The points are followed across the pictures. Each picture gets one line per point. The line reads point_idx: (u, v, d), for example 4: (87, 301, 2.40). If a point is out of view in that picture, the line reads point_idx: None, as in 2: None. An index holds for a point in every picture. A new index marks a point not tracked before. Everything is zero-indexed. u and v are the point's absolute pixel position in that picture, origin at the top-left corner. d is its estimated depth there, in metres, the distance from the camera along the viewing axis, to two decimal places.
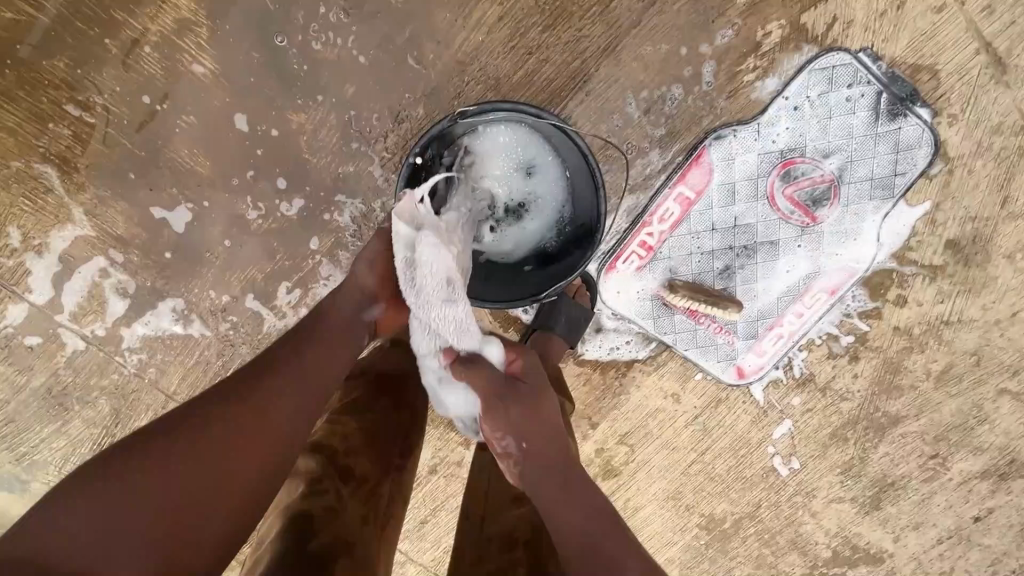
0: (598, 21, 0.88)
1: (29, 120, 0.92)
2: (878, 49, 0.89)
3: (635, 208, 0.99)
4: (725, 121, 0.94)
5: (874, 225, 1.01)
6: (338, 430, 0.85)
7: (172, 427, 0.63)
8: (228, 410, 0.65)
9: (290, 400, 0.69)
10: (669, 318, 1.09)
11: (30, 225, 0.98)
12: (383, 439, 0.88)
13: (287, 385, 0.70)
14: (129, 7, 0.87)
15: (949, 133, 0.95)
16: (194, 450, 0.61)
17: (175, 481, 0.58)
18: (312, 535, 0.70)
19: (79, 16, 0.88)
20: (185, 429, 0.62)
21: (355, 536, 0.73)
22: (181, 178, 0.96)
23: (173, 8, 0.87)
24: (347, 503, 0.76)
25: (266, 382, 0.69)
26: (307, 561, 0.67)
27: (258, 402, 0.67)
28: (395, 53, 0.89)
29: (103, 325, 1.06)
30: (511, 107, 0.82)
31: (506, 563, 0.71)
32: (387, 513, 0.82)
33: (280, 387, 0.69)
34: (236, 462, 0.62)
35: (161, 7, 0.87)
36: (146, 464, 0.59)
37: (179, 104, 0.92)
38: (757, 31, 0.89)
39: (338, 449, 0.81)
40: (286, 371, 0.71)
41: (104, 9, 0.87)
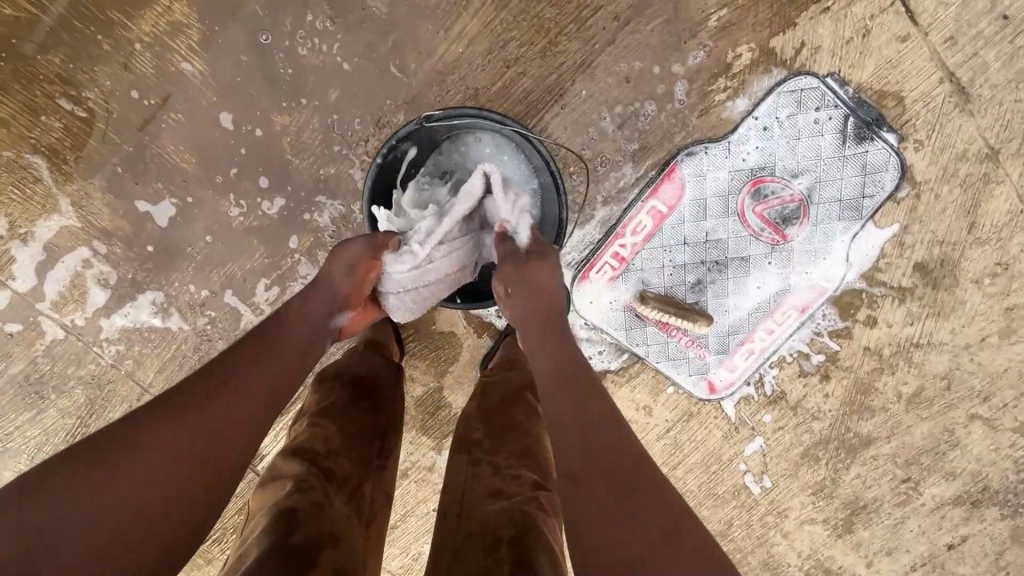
0: (574, 39, 0.91)
1: (23, 112, 0.95)
2: (844, 74, 0.93)
3: (608, 220, 1.01)
4: (696, 139, 0.96)
5: (843, 246, 1.02)
6: (318, 431, 0.83)
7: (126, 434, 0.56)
8: (190, 409, 0.59)
9: (257, 396, 0.64)
10: (642, 330, 1.10)
11: (18, 213, 1.01)
12: (362, 441, 0.86)
13: (254, 383, 0.64)
14: (126, 8, 0.91)
15: (915, 158, 0.97)
16: (155, 453, 0.55)
17: (139, 486, 0.53)
18: (296, 528, 0.66)
19: (77, 15, 0.91)
20: (140, 434, 0.56)
21: (340, 530, 0.70)
22: (167, 173, 0.99)
23: (167, 11, 0.91)
24: (334, 500, 0.74)
25: (233, 376, 0.64)
26: (292, 552, 0.63)
27: (221, 400, 0.61)
28: (378, 61, 0.92)
29: (83, 315, 1.08)
30: (475, 114, 0.89)
31: (489, 563, 0.63)
32: (372, 512, 0.80)
33: (246, 384, 0.64)
34: (207, 456, 0.57)
35: (156, 10, 0.91)
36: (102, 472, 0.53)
37: (169, 102, 0.95)
38: (728, 53, 0.92)
39: (320, 452, 0.79)
40: (249, 367, 0.65)
41: (101, 10, 0.91)
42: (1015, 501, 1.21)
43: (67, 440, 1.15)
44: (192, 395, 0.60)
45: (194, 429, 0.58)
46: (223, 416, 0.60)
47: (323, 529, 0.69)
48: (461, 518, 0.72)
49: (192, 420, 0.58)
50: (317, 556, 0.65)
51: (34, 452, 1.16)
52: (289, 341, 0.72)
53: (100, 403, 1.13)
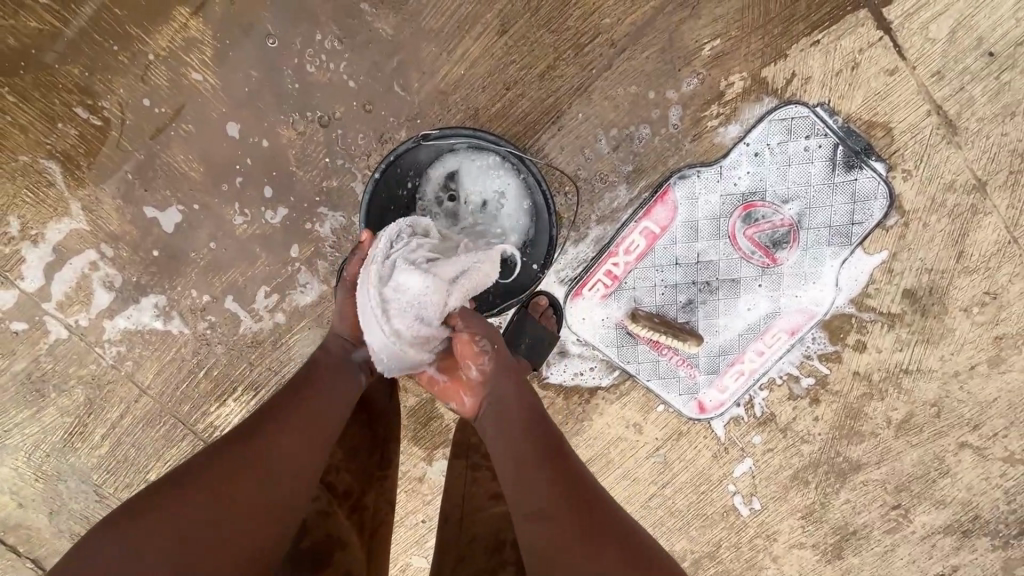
0: (572, 64, 0.95)
1: (41, 119, 0.99)
2: (834, 105, 0.96)
3: (602, 238, 1.04)
4: (689, 163, 0.99)
5: (832, 271, 1.04)
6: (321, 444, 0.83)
7: (178, 483, 0.63)
8: (233, 458, 0.66)
9: (298, 443, 0.70)
10: (633, 348, 1.11)
11: (30, 215, 1.04)
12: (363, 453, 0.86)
13: (292, 431, 0.71)
14: (144, 24, 0.95)
15: (903, 187, 0.99)
16: (209, 496, 0.62)
17: (194, 525, 0.60)
18: (306, 535, 0.73)
19: (97, 29, 0.96)
20: (192, 483, 0.63)
21: (345, 535, 0.76)
22: (175, 181, 1.02)
23: (183, 27, 0.95)
24: (337, 508, 0.78)
25: (277, 427, 0.70)
26: (305, 556, 0.70)
27: (262, 448, 0.68)
28: (383, 80, 0.96)
29: (87, 316, 1.10)
30: (469, 134, 0.93)
31: (493, 564, 0.72)
32: (378, 519, 0.81)
33: (287, 434, 0.70)
34: (254, 496, 0.64)
35: (172, 26, 0.95)
36: (161, 517, 0.60)
37: (180, 114, 0.99)
38: (721, 81, 0.95)
39: (323, 466, 0.81)
40: (290, 419, 0.72)
41: (120, 24, 0.95)
42: (1006, 532, 1.20)
43: (64, 438, 1.17)
44: (234, 446, 0.68)
45: (238, 476, 0.65)
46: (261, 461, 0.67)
47: (329, 533, 0.74)
48: (462, 522, 0.79)
49: (236, 469, 0.65)
50: (328, 559, 0.72)
51: (31, 450, 1.18)
52: (323, 389, 0.77)
53: (99, 403, 1.15)
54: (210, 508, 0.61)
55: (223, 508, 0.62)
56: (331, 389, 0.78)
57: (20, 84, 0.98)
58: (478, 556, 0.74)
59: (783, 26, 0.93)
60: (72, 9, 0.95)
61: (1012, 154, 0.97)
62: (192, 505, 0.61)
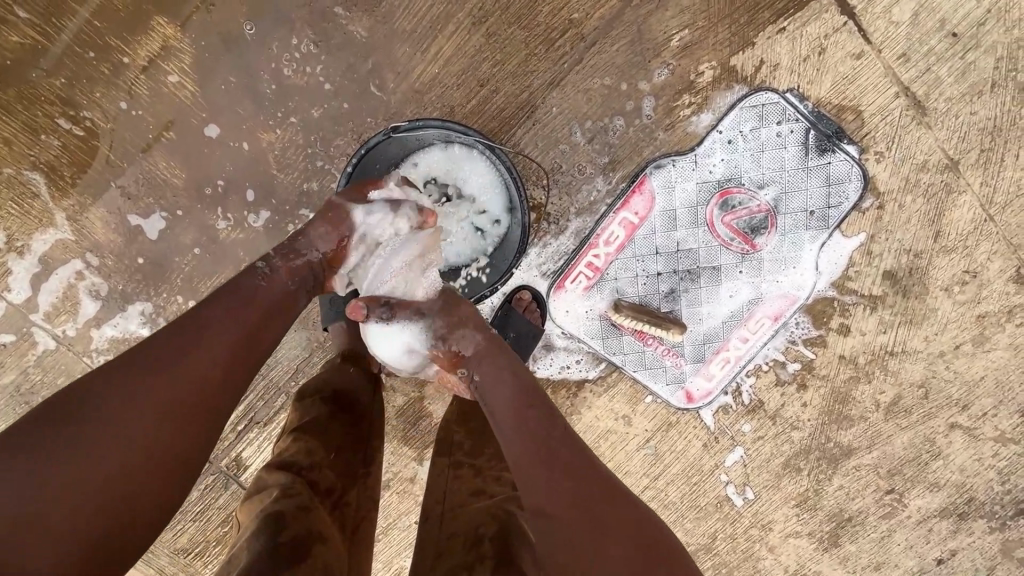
0: (544, 59, 0.96)
1: (24, 132, 1.00)
2: (803, 90, 0.97)
3: (582, 231, 1.05)
4: (664, 152, 1.00)
5: (812, 255, 1.05)
6: (300, 447, 0.84)
7: (80, 407, 0.61)
8: (133, 387, 0.63)
9: (204, 378, 0.66)
10: (618, 339, 1.12)
11: (16, 227, 1.05)
12: (345, 451, 0.87)
13: (197, 362, 0.67)
14: (123, 35, 0.97)
15: (877, 169, 1.01)
16: (109, 433, 0.61)
17: (100, 455, 0.60)
18: (284, 527, 0.69)
19: (77, 42, 0.97)
20: (89, 409, 0.61)
21: (325, 529, 0.73)
22: (158, 188, 1.03)
23: (161, 36, 0.97)
24: (317, 504, 0.76)
25: (178, 358, 0.66)
26: (283, 552, 0.67)
27: (162, 381, 0.64)
28: (359, 81, 0.97)
29: (74, 325, 1.11)
30: (439, 125, 0.95)
31: (472, 558, 0.68)
32: (358, 516, 0.81)
33: (191, 363, 0.66)
34: (156, 438, 0.62)
35: (150, 35, 0.97)
36: (62, 444, 0.59)
37: (160, 121, 1.00)
38: (691, 71, 0.97)
39: (303, 463, 0.81)
40: (194, 343, 0.68)
41: (100, 36, 0.97)
42: (1002, 513, 1.19)
43: None
44: (139, 371, 0.64)
45: (137, 413, 0.62)
46: (165, 399, 0.64)
47: (310, 527, 0.71)
48: (444, 516, 0.76)
49: (137, 400, 0.63)
50: (307, 553, 0.68)
51: None
52: (236, 313, 0.72)
53: None
54: (113, 445, 0.60)
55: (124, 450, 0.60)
56: (249, 313, 0.74)
57: (4, 98, 0.99)
58: (455, 550, 0.70)
59: (749, 15, 0.95)
60: (53, 23, 0.97)
61: (982, 132, 0.99)
62: (105, 424, 0.61)
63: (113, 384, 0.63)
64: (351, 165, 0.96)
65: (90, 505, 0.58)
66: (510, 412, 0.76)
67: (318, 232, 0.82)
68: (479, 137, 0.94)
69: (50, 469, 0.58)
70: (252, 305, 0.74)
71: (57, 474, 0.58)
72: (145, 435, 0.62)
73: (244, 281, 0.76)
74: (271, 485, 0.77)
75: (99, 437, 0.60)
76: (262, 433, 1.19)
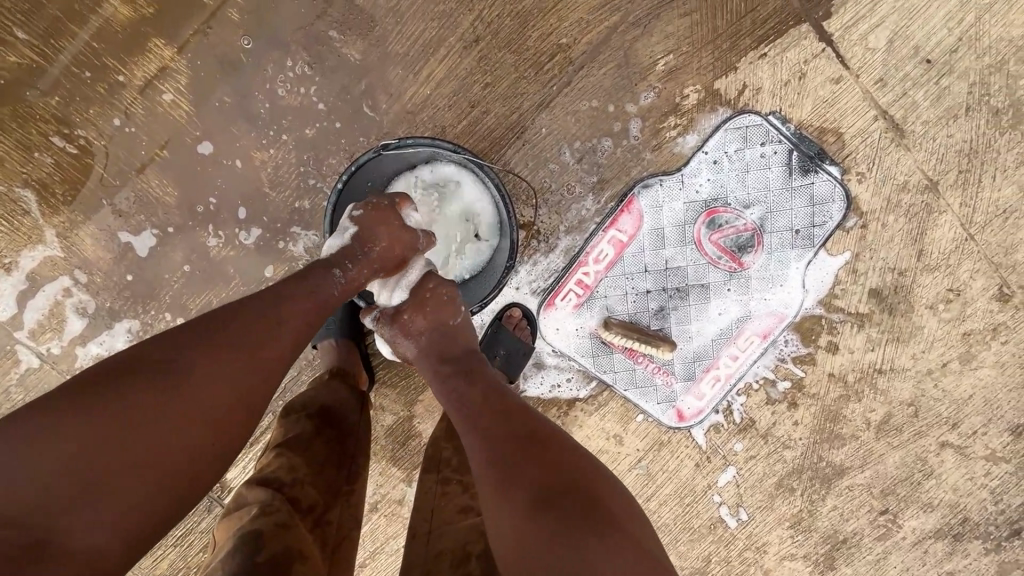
0: (533, 81, 0.99)
1: (19, 150, 1.01)
2: (785, 113, 1.00)
3: (571, 249, 1.06)
4: (652, 172, 1.02)
5: (799, 273, 1.06)
6: (284, 465, 0.82)
7: (119, 383, 0.57)
8: (179, 380, 0.59)
9: (246, 386, 0.63)
10: (609, 357, 1.12)
11: (4, 243, 1.05)
12: (330, 469, 0.85)
13: (242, 371, 0.63)
14: (121, 56, 0.98)
15: (859, 189, 1.03)
16: (144, 424, 0.56)
17: (119, 444, 0.55)
18: (263, 545, 0.68)
19: (74, 61, 0.99)
20: (126, 393, 0.56)
21: (306, 548, 0.71)
22: (150, 205, 1.04)
23: (158, 57, 0.98)
24: (298, 522, 0.74)
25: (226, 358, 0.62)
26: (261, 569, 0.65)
27: (206, 381, 0.60)
28: (352, 102, 0.99)
29: (59, 343, 1.10)
30: (430, 143, 0.96)
31: None
32: (341, 535, 0.80)
33: (234, 364, 0.62)
34: (182, 439, 0.58)
35: (147, 56, 0.98)
36: (87, 429, 0.54)
37: (154, 139, 1.01)
38: (676, 94, 1.00)
39: (286, 480, 0.79)
40: (243, 345, 0.64)
41: (98, 57, 0.99)
42: (997, 534, 1.18)
43: None
44: (189, 357, 0.60)
45: (173, 410, 0.58)
46: (207, 399, 0.60)
47: (290, 544, 0.70)
48: (430, 534, 0.75)
49: (177, 395, 0.58)
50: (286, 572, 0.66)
51: None
52: (291, 318, 0.71)
53: None
54: (143, 439, 0.56)
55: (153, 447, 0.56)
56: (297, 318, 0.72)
57: None
58: (441, 569, 0.68)
59: (731, 41, 0.98)
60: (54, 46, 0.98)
61: (959, 154, 1.02)
62: (134, 410, 0.56)
63: (159, 369, 0.59)
64: (341, 182, 0.96)
65: (101, 500, 0.53)
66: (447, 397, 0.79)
67: (381, 246, 0.86)
68: (469, 155, 0.95)
69: (65, 449, 0.53)
70: (308, 309, 0.74)
71: (72, 457, 0.53)
72: (177, 436, 0.58)
73: (320, 283, 0.77)
74: (252, 503, 0.76)
75: (132, 429, 0.56)
76: (247, 453, 1.17)
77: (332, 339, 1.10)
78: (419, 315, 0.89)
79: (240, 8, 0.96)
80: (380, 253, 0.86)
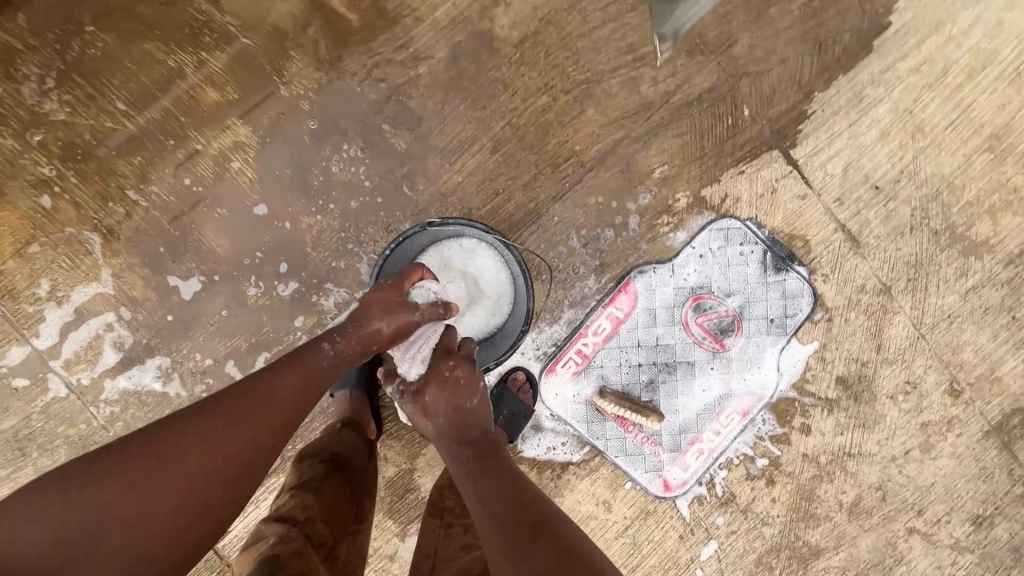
0: (549, 177, 1.17)
1: (95, 199, 1.15)
2: (760, 219, 1.18)
3: (573, 321, 1.19)
4: (646, 260, 1.18)
5: (773, 357, 1.19)
6: (300, 499, 0.89)
7: (149, 446, 0.73)
8: (187, 448, 0.73)
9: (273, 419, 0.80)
10: (602, 424, 1.21)
11: (61, 279, 1.16)
12: (342, 506, 0.91)
13: (272, 406, 0.81)
14: (202, 129, 1.15)
15: (824, 287, 1.19)
16: (192, 450, 0.74)
17: (138, 498, 0.70)
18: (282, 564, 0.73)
19: (160, 130, 1.15)
20: (148, 456, 0.72)
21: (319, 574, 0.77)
22: (202, 255, 1.16)
23: (233, 133, 1.15)
24: (311, 551, 0.80)
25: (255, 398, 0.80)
26: None
27: (241, 416, 0.78)
28: (394, 182, 1.16)
29: (90, 374, 1.18)
30: (466, 224, 1.13)
31: None
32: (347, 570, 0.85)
33: (233, 435, 0.76)
34: (188, 497, 0.72)
35: (224, 132, 1.15)
36: (116, 486, 0.70)
37: (216, 199, 1.16)
38: (669, 197, 1.17)
39: (301, 513, 0.86)
40: (249, 413, 0.78)
41: (181, 128, 1.15)
42: None
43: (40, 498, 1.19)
44: (199, 428, 0.75)
45: (213, 440, 0.75)
46: (238, 430, 0.77)
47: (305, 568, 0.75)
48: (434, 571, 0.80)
49: (217, 427, 0.76)
50: None
51: None
52: (286, 394, 0.83)
53: None
54: (192, 461, 0.73)
55: (201, 466, 0.73)
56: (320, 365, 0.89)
57: (84, 169, 1.14)
58: None
59: (716, 158, 1.17)
60: (149, 115, 1.14)
61: (907, 265, 1.19)
62: (154, 472, 0.71)
63: (178, 430, 0.75)
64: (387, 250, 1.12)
65: (122, 544, 0.69)
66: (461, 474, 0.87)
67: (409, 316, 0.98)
68: (499, 237, 1.11)
69: (103, 500, 0.69)
70: (313, 368, 0.89)
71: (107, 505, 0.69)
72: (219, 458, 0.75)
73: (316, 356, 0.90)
74: (270, 532, 0.82)
75: (181, 453, 0.73)
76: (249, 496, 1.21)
77: (348, 391, 1.18)
78: (436, 391, 0.96)
79: (309, 100, 1.14)
80: (377, 328, 0.95)
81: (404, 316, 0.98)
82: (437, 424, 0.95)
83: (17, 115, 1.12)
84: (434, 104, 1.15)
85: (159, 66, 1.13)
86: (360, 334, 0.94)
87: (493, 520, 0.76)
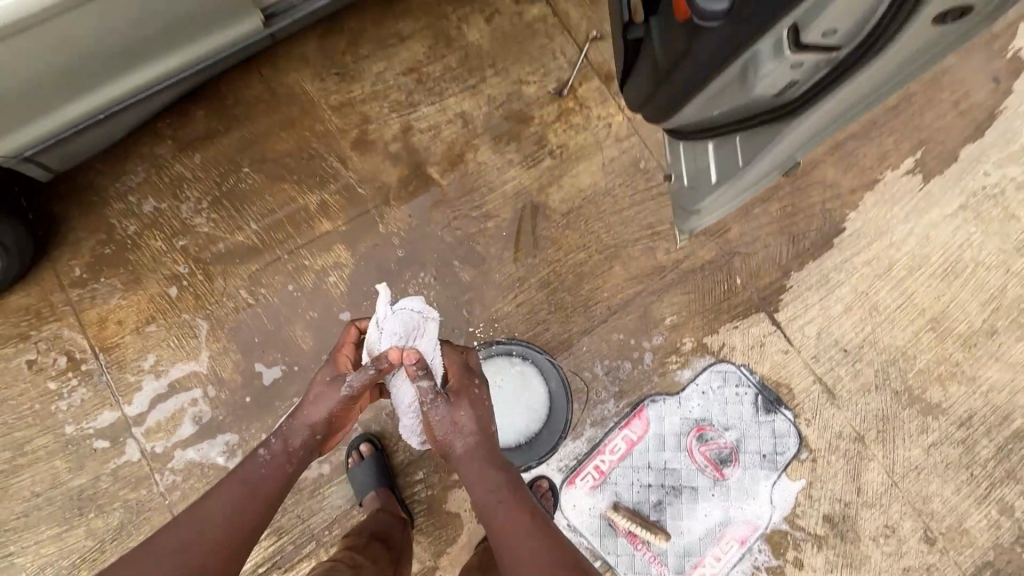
0: (581, 315, 1.44)
1: (212, 294, 1.41)
2: (752, 366, 1.43)
3: (594, 438, 1.37)
4: (657, 391, 1.40)
5: (767, 489, 1.36)
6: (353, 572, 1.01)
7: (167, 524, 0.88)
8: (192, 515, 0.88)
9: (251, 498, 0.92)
10: (613, 539, 1.33)
11: (165, 355, 1.37)
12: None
13: (255, 488, 0.93)
14: (312, 250, 1.45)
15: (808, 430, 1.40)
16: (184, 553, 0.84)
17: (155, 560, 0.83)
18: None
19: (277, 246, 1.45)
20: (163, 530, 0.87)
21: None
22: (288, 348, 1.39)
23: (335, 255, 1.45)
24: None
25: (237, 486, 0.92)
26: None
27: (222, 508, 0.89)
28: (456, 306, 1.43)
29: (164, 443, 1.33)
30: (522, 346, 1.39)
31: None
32: None
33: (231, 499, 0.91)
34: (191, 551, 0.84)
35: (328, 253, 1.45)
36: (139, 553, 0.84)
37: (311, 304, 1.42)
38: (677, 340, 1.44)
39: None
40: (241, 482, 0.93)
41: (295, 247, 1.45)
42: None
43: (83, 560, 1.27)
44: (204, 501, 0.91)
45: (204, 534, 0.86)
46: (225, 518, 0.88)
47: None
48: None
49: (203, 522, 0.87)
50: None
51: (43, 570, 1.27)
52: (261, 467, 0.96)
53: (131, 528, 1.29)
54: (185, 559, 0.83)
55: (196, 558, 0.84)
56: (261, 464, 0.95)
57: (210, 269, 1.42)
58: None
59: (716, 313, 1.45)
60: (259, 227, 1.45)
61: (876, 418, 1.41)
62: (170, 536, 0.86)
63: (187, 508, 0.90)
64: None
65: None
66: (491, 502, 0.95)
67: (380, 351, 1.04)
68: (547, 358, 1.37)
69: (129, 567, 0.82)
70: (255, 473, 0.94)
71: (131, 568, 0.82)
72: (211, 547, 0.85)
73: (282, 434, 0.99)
74: None
75: (187, 539, 0.85)
76: None
77: (375, 490, 1.26)
78: (470, 410, 1.01)
79: (400, 237, 1.46)
80: (309, 422, 0.98)
81: (330, 396, 0.98)
82: (469, 444, 0.99)
83: (171, 223, 1.44)
84: (496, 249, 1.47)
85: (289, 201, 1.47)
86: (288, 433, 0.98)
87: (529, 559, 0.87)
